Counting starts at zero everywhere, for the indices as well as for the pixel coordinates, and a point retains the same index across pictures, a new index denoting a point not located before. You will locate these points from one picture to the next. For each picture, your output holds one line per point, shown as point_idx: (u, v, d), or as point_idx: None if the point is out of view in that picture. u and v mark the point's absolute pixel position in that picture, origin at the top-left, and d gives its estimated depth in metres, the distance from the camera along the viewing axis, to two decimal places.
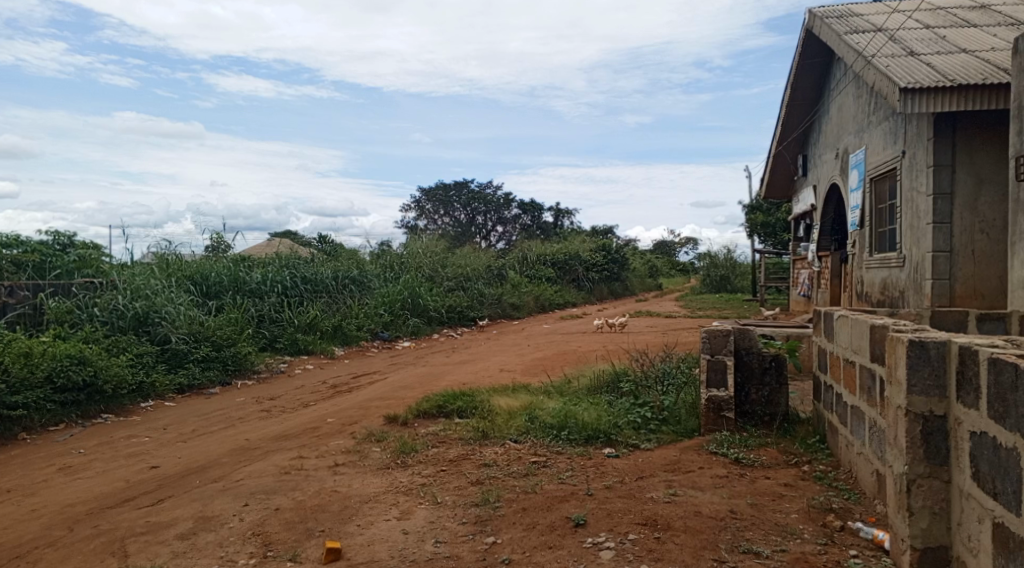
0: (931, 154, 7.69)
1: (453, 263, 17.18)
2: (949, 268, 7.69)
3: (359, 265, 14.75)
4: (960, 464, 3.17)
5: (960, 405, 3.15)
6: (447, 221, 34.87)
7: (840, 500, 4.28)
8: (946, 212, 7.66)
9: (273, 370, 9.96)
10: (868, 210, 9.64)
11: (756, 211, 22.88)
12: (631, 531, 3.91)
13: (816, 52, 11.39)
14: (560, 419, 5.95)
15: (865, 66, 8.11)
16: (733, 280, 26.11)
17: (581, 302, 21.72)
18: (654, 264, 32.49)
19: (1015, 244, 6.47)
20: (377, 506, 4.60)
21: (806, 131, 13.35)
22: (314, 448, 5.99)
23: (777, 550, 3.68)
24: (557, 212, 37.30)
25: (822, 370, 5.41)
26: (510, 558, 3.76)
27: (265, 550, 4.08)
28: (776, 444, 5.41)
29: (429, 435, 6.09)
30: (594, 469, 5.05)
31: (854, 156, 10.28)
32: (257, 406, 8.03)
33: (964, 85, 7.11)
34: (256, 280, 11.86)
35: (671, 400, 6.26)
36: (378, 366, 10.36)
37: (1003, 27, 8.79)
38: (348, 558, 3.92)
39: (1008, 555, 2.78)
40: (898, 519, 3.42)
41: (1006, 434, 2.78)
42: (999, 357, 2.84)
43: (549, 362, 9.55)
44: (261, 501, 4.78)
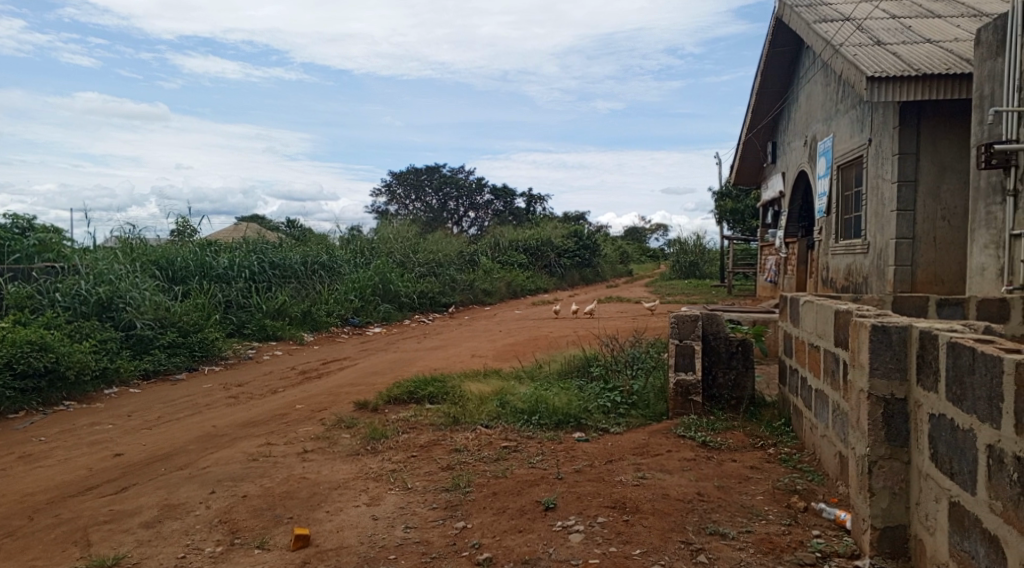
0: (896, 142, 7.81)
1: (425, 248, 17.13)
2: (912, 255, 7.85)
3: (329, 250, 14.64)
4: (920, 446, 3.25)
5: (921, 389, 3.22)
6: (419, 206, 34.71)
7: (804, 482, 4.38)
8: (910, 200, 7.80)
9: (241, 356, 9.87)
10: (833, 197, 9.79)
11: (726, 198, 23.07)
12: (601, 514, 3.96)
13: (785, 40, 11.48)
14: (530, 403, 5.98)
15: (832, 55, 8.20)
16: (702, 266, 26.40)
17: (552, 288, 21.77)
18: (625, 250, 32.69)
19: (973, 230, 6.61)
20: (347, 492, 4.60)
21: (775, 118, 13.46)
22: (283, 435, 5.96)
23: (743, 531, 3.75)
24: (529, 198, 37.32)
25: (788, 354, 5.51)
26: (480, 543, 3.78)
27: (233, 537, 4.06)
28: (742, 427, 5.50)
29: (400, 421, 6.10)
30: (564, 453, 5.09)
31: (821, 144, 10.42)
32: (224, 393, 7.96)
33: (928, 74, 7.23)
34: (223, 265, 11.72)
35: (641, 384, 6.33)
36: (349, 352, 10.31)
37: (966, 18, 8.94)
38: (317, 545, 3.92)
39: (963, 533, 2.87)
40: (858, 500, 3.51)
41: (963, 417, 2.86)
42: (958, 341, 2.92)
43: (520, 348, 9.59)
44: (229, 489, 4.75)
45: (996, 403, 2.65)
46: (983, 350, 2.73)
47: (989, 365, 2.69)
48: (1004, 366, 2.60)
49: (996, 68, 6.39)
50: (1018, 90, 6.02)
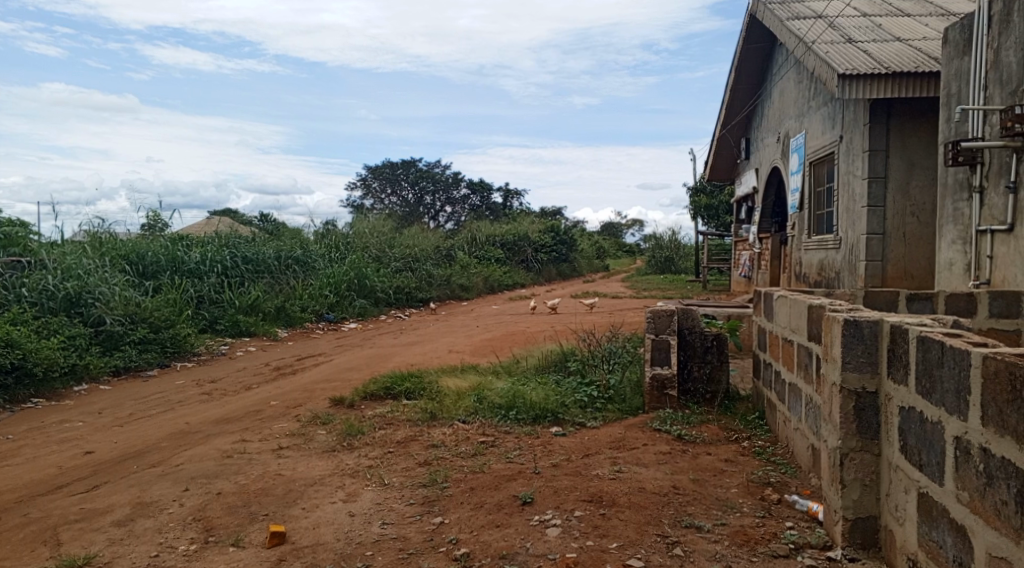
0: (866, 139, 7.92)
1: (401, 243, 17.07)
2: (882, 251, 7.97)
3: (303, 244, 14.54)
4: (890, 438, 3.31)
5: (891, 382, 3.28)
6: (395, 200, 34.52)
7: (777, 474, 4.44)
8: (881, 196, 7.92)
9: (214, 352, 9.78)
10: (806, 193, 9.91)
11: (700, 194, 23.25)
12: (577, 508, 3.99)
13: (759, 37, 11.57)
14: (508, 398, 6.00)
15: (805, 52, 8.29)
16: (677, 261, 26.57)
17: (530, 282, 21.82)
18: (601, 245, 32.82)
19: (942, 226, 6.73)
20: (323, 489, 4.58)
21: (748, 115, 13.57)
22: (257, 431, 5.93)
23: (718, 523, 3.80)
24: (506, 193, 37.33)
25: (762, 349, 5.58)
26: (457, 538, 3.79)
27: (207, 535, 4.03)
28: (717, 420, 5.56)
29: (376, 417, 6.08)
30: (541, 448, 5.12)
31: (794, 140, 10.54)
32: (197, 389, 7.89)
33: (898, 72, 7.34)
34: (195, 260, 11.59)
35: (617, 378, 6.38)
36: (324, 348, 10.25)
37: (935, 17, 9.08)
38: (293, 542, 3.90)
39: (932, 522, 2.93)
40: (830, 491, 3.56)
41: (932, 409, 2.92)
42: (926, 335, 2.98)
43: (497, 343, 9.60)
44: (202, 486, 4.72)
45: (963, 396, 2.71)
46: (951, 344, 2.79)
47: (957, 358, 2.74)
48: (972, 359, 2.65)
49: (963, 67, 6.50)
50: (985, 88, 6.12)
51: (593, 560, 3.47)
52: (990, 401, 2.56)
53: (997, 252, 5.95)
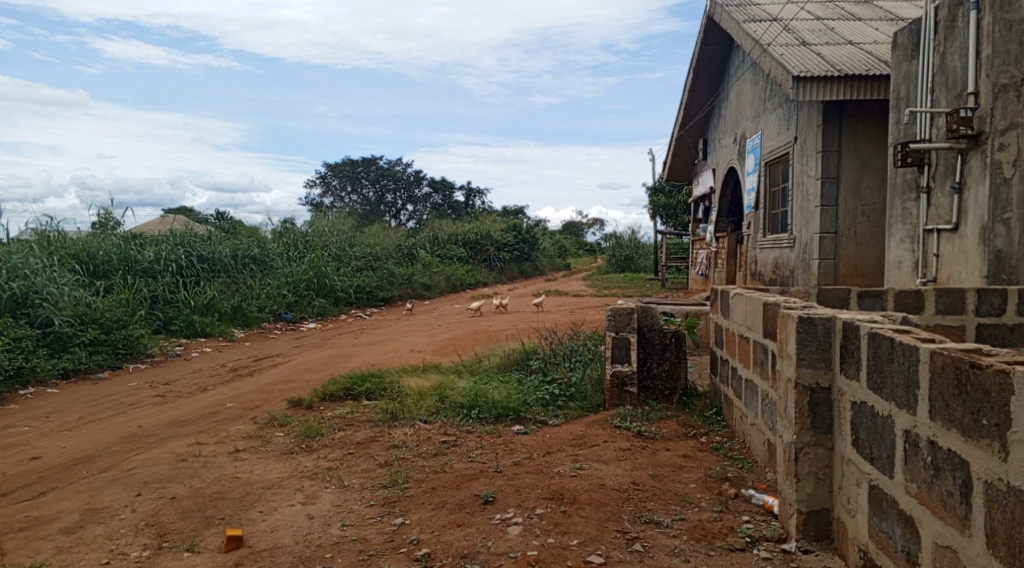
0: (819, 139, 8.09)
1: (361, 242, 16.94)
2: (835, 249, 8.16)
3: (260, 243, 14.33)
4: (842, 433, 3.40)
5: (844, 377, 3.36)
6: (355, 198, 34.11)
7: (734, 469, 4.52)
8: (833, 196, 8.10)
9: (168, 354, 9.59)
10: (761, 193, 10.09)
11: (659, 193, 23.51)
12: (538, 506, 4.01)
13: (716, 39, 11.73)
14: (469, 398, 6.00)
15: (761, 54, 8.44)
16: (637, 260, 26.81)
17: (492, 281, 21.80)
18: (563, 244, 32.96)
19: (892, 224, 6.91)
20: (281, 492, 4.54)
21: (706, 115, 13.76)
22: (214, 434, 5.84)
23: (677, 518, 3.86)
24: (468, 191, 37.27)
25: (719, 345, 5.67)
26: (419, 539, 3.79)
27: (160, 541, 3.96)
28: (676, 416, 5.64)
29: (336, 418, 6.03)
30: (503, 447, 5.12)
31: (750, 141, 10.72)
32: (151, 392, 7.72)
33: (850, 75, 7.51)
34: (148, 259, 11.36)
35: (579, 376, 6.42)
36: (281, 349, 10.12)
37: (884, 22, 9.33)
38: (250, 546, 3.85)
39: (882, 513, 3.01)
40: (785, 485, 3.64)
41: (883, 404, 3.01)
42: (877, 331, 3.07)
43: (459, 342, 9.58)
44: (155, 490, 4.63)
45: (912, 390, 2.79)
46: (900, 340, 2.88)
47: (907, 354, 2.83)
48: (920, 354, 2.74)
49: (911, 71, 6.68)
50: (931, 91, 6.30)
51: (554, 557, 3.49)
52: (937, 394, 2.64)
53: (944, 250, 6.13)
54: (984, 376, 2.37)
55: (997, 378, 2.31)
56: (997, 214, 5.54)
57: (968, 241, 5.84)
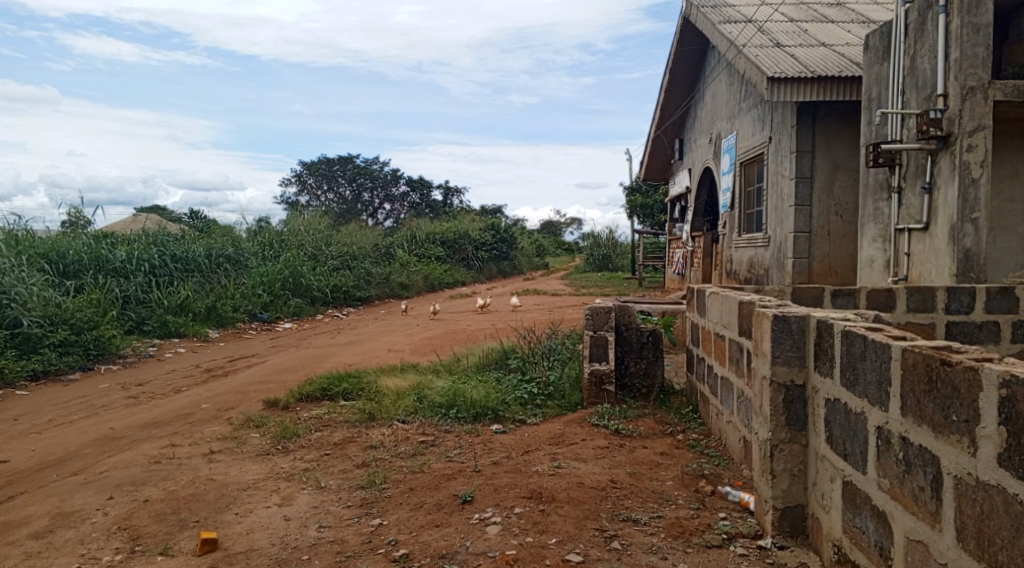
0: (793, 140, 8.18)
1: (338, 241, 16.84)
2: (808, 248, 8.26)
3: (235, 242, 14.19)
4: (817, 429, 3.45)
5: (818, 375, 3.41)
6: (331, 197, 33.84)
7: (710, 466, 4.56)
8: (807, 195, 8.19)
9: (141, 354, 9.47)
10: (736, 193, 10.19)
11: (636, 193, 23.63)
12: (517, 505, 4.02)
13: (693, 40, 11.80)
14: (448, 397, 6.00)
15: (736, 55, 8.52)
16: (614, 259, 26.92)
17: (470, 280, 21.76)
18: (541, 243, 33.02)
19: (864, 223, 7.00)
20: (257, 494, 4.50)
21: (682, 116, 13.86)
22: (187, 435, 5.77)
23: (654, 516, 3.89)
24: (446, 191, 37.18)
25: (695, 343, 5.71)
26: (397, 539, 3.78)
27: (133, 544, 3.92)
28: (653, 414, 5.68)
29: (312, 419, 6.00)
30: (482, 446, 5.13)
31: (725, 141, 10.82)
32: (123, 393, 7.63)
33: (823, 75, 7.60)
34: (120, 258, 11.21)
35: (557, 375, 6.44)
36: (257, 349, 10.03)
37: (856, 24, 9.45)
38: (225, 549, 3.82)
39: (856, 509, 3.06)
40: (761, 482, 3.68)
41: (856, 401, 3.05)
42: (850, 329, 3.11)
43: (437, 342, 9.55)
44: (128, 494, 4.58)
45: (884, 387, 2.84)
46: (873, 337, 2.92)
47: (879, 351, 2.88)
48: (892, 352, 2.79)
49: (882, 73, 6.79)
50: (902, 93, 6.40)
51: (533, 556, 3.50)
52: (909, 391, 2.69)
53: (915, 249, 6.24)
54: (954, 373, 2.42)
55: (967, 374, 2.36)
56: (966, 214, 5.66)
57: (938, 240, 5.94)
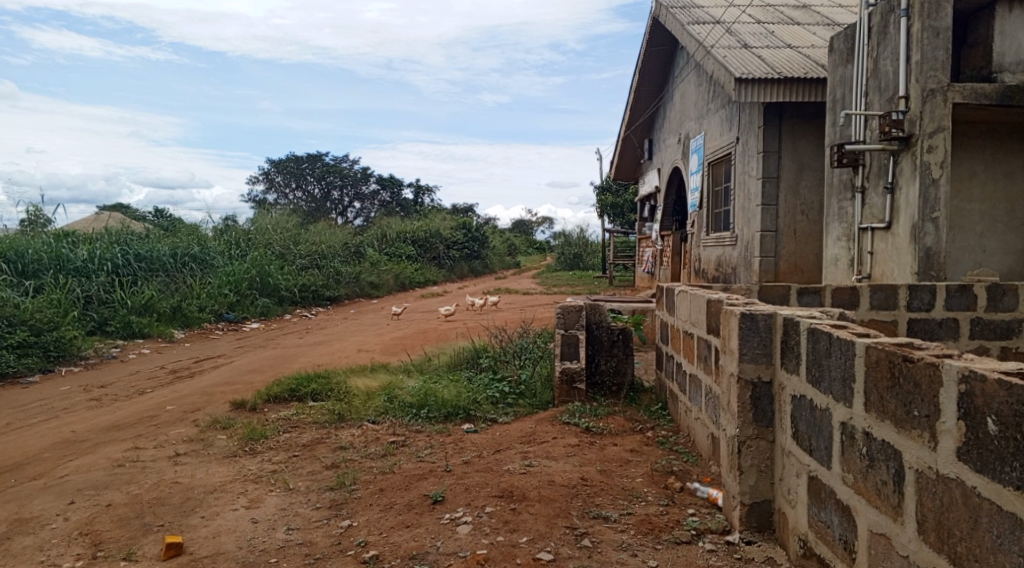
0: (760, 140, 8.29)
1: (306, 239, 16.71)
2: (775, 247, 8.38)
3: (201, 240, 14.01)
4: (783, 425, 3.50)
5: (784, 371, 3.47)
6: (300, 195, 33.54)
7: (680, 463, 4.61)
8: (774, 195, 8.31)
9: (103, 355, 9.31)
10: (704, 193, 10.29)
11: (606, 193, 23.74)
12: (488, 504, 4.03)
13: (662, 40, 11.89)
14: (419, 397, 5.99)
15: (704, 56, 8.61)
16: (585, 258, 27.03)
17: (441, 279, 21.70)
18: (512, 242, 33.05)
19: (829, 223, 7.12)
20: (224, 496, 4.46)
21: (651, 116, 13.96)
22: (152, 438, 5.69)
23: (624, 513, 3.92)
24: (417, 189, 37.03)
25: (664, 341, 5.78)
26: (366, 541, 3.77)
27: (95, 550, 3.85)
28: (623, 412, 5.71)
29: (280, 420, 5.95)
30: (453, 445, 5.14)
31: (694, 141, 10.93)
32: (85, 395, 7.49)
33: (789, 76, 7.71)
34: (81, 258, 11.05)
35: (528, 373, 6.46)
36: (224, 350, 9.90)
37: (821, 27, 9.61)
38: (191, 553, 3.78)
39: (821, 503, 3.11)
40: (729, 479, 3.73)
41: (821, 397, 3.11)
42: (816, 327, 3.17)
43: (408, 342, 9.51)
44: (90, 498, 4.50)
45: (849, 383, 2.90)
46: (838, 335, 2.98)
47: (843, 349, 2.93)
48: (856, 349, 2.85)
49: (846, 74, 6.91)
50: (865, 95, 6.52)
51: (504, 555, 3.51)
52: (872, 387, 2.75)
53: (878, 247, 6.36)
54: (915, 369, 2.48)
55: (928, 370, 2.42)
56: (926, 214, 5.78)
57: (900, 238, 6.06)
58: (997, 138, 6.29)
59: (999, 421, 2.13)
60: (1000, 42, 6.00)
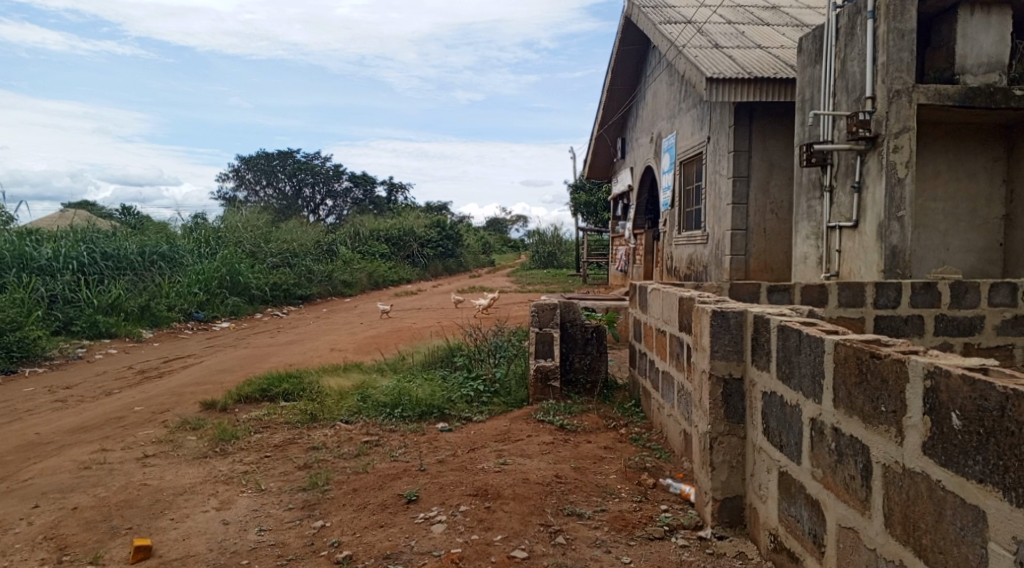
0: (731, 140, 8.37)
1: (277, 238, 16.56)
2: (745, 245, 8.48)
3: (169, 238, 13.84)
4: (754, 421, 3.55)
5: (755, 368, 3.51)
6: (270, 192, 33.20)
7: (652, 460, 4.66)
8: (744, 194, 8.41)
9: (69, 355, 9.15)
10: (676, 192, 10.37)
11: (580, 191, 23.84)
12: (462, 503, 4.04)
13: (634, 40, 11.96)
14: (392, 396, 5.97)
15: (676, 55, 8.67)
16: (559, 256, 27.07)
17: (415, 277, 21.62)
18: (486, 240, 33.03)
19: (798, 221, 7.22)
20: (194, 498, 4.41)
21: (624, 114, 14.03)
22: (120, 439, 5.61)
23: (598, 510, 3.95)
24: (390, 187, 36.84)
25: (637, 338, 5.82)
26: (340, 541, 3.75)
27: (60, 554, 3.79)
28: (597, 409, 5.75)
29: (251, 420, 5.90)
30: (427, 444, 5.13)
31: (666, 141, 11.01)
32: (50, 397, 7.35)
33: (759, 77, 7.79)
34: (46, 256, 10.89)
35: (502, 371, 6.47)
36: (193, 350, 9.77)
37: (790, 28, 9.73)
38: (160, 556, 3.74)
39: (791, 498, 3.16)
40: (701, 475, 3.77)
41: (791, 393, 3.16)
42: (786, 324, 3.22)
43: (381, 341, 9.46)
44: (55, 501, 4.43)
45: (818, 380, 2.95)
46: (807, 332, 3.03)
47: (812, 346, 2.98)
48: (825, 346, 2.90)
49: (815, 75, 7.01)
50: (833, 95, 6.62)
51: (478, 553, 3.52)
52: (840, 384, 2.80)
53: (846, 246, 6.47)
54: (882, 365, 2.53)
55: (894, 366, 2.47)
56: (892, 213, 5.89)
57: (867, 237, 6.16)
58: (959, 138, 6.43)
59: (962, 415, 2.19)
60: (963, 45, 6.11)
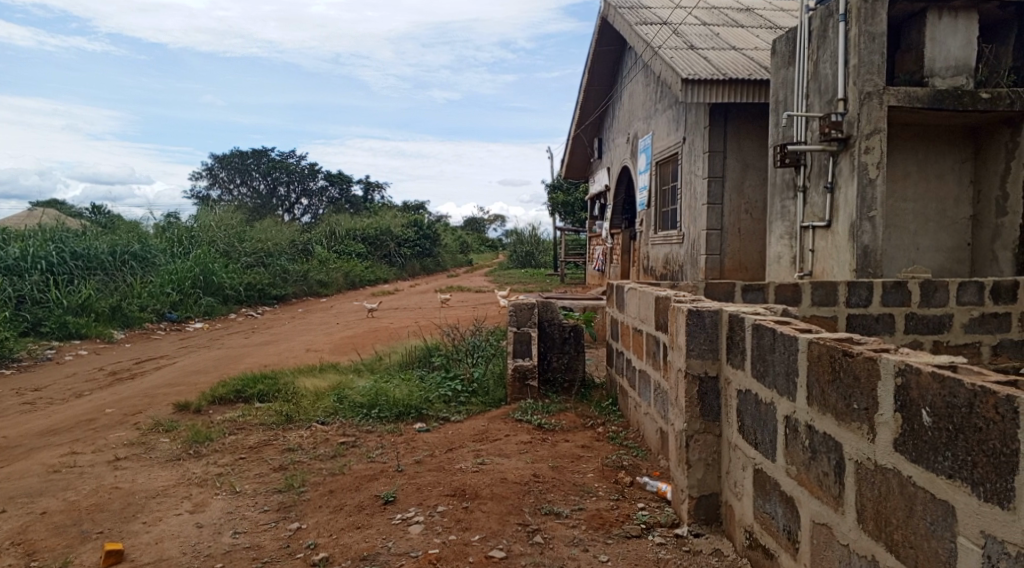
0: (706, 140, 8.43)
1: (252, 237, 16.41)
2: (720, 244, 8.55)
3: (141, 238, 13.66)
4: (729, 419, 3.59)
5: (730, 367, 3.55)
6: (245, 191, 32.87)
7: (629, 458, 4.69)
8: (719, 195, 8.48)
9: (38, 357, 8.99)
10: (652, 192, 10.43)
11: (557, 191, 23.90)
12: (440, 503, 4.03)
13: (610, 40, 12.01)
14: (369, 397, 5.95)
15: (651, 56, 8.72)
16: (537, 256, 27.09)
17: (392, 277, 21.53)
18: (463, 240, 33.00)
19: (773, 221, 7.30)
20: (167, 501, 4.36)
21: (600, 115, 14.07)
22: (90, 442, 5.52)
23: (575, 508, 3.97)
24: (366, 186, 36.65)
25: (614, 337, 5.85)
26: (316, 543, 3.73)
27: (28, 560, 3.73)
28: (574, 408, 5.77)
29: (225, 421, 5.84)
30: (404, 445, 5.12)
31: (642, 141, 11.06)
32: (18, 399, 7.22)
33: (734, 78, 7.87)
34: (13, 257, 10.73)
35: (480, 371, 6.47)
36: (166, 351, 9.65)
37: (764, 29, 9.83)
38: (132, 560, 3.69)
39: (766, 495, 3.20)
40: (678, 473, 3.80)
41: (765, 391, 3.20)
42: (761, 323, 3.25)
43: (358, 341, 9.41)
44: (23, 506, 4.36)
45: (793, 378, 2.98)
46: (782, 331, 3.07)
47: (786, 344, 3.02)
48: (799, 344, 2.94)
49: (788, 76, 7.08)
50: (806, 96, 6.70)
51: (456, 554, 3.52)
52: (814, 381, 2.84)
53: (819, 245, 6.55)
54: (855, 363, 2.56)
55: (866, 364, 2.51)
56: (864, 213, 5.97)
57: (839, 236, 6.25)
58: (928, 139, 6.54)
59: (932, 412, 2.23)
60: (931, 48, 6.22)
